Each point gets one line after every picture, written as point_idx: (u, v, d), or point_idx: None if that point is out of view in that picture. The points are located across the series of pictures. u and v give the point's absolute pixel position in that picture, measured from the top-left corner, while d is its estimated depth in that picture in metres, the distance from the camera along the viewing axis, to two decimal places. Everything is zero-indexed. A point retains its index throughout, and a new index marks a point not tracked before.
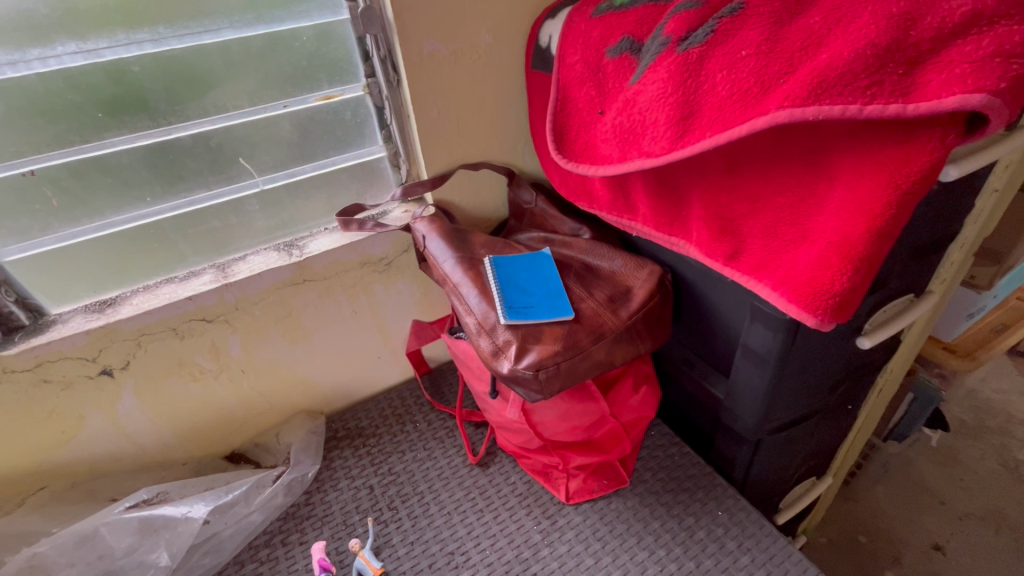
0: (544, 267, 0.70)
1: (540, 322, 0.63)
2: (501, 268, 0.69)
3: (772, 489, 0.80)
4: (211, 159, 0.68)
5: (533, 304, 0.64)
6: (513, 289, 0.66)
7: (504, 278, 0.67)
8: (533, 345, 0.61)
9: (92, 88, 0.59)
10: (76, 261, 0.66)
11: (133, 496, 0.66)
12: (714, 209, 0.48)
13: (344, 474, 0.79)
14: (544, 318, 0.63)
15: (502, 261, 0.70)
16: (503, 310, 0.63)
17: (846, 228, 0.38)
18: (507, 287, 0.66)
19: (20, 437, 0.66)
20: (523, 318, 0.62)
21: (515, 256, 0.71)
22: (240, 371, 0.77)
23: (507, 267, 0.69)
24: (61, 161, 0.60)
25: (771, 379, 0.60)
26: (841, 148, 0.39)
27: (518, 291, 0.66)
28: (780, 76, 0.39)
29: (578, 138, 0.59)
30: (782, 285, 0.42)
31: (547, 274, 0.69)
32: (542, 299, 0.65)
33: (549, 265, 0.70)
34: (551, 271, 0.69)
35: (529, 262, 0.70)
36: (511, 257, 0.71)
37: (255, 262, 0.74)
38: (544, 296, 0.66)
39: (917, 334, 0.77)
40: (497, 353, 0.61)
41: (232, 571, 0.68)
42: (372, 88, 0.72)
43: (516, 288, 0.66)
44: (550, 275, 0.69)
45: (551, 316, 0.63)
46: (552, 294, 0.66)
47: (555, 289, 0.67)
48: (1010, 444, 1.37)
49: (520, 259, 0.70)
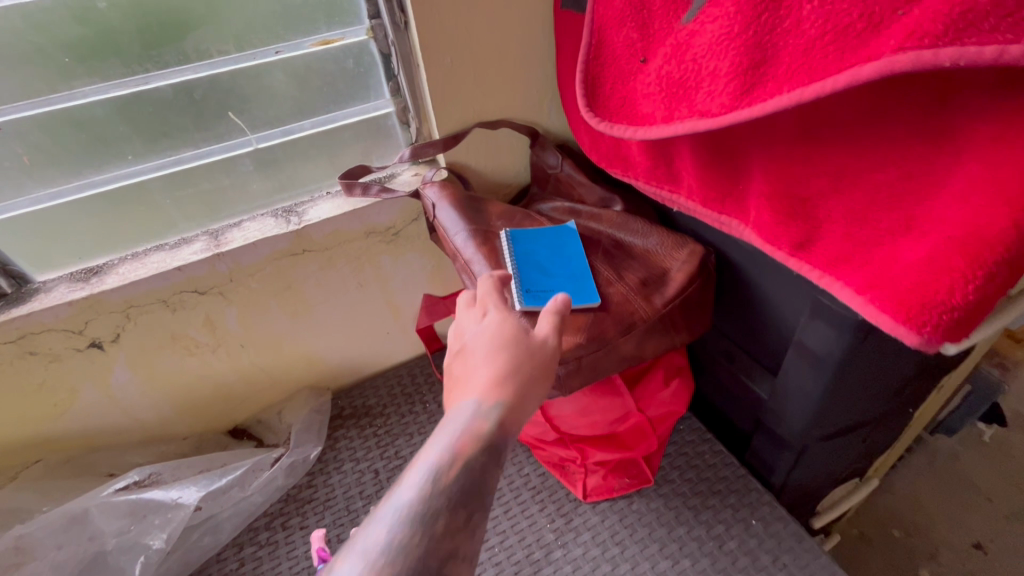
0: (567, 244, 0.61)
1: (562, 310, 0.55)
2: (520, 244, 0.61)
3: (811, 493, 0.73)
4: (197, 113, 0.61)
5: (554, 288, 0.56)
6: (532, 270, 0.58)
7: (522, 256, 0.59)
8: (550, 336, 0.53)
9: (55, 29, 0.51)
10: (57, 225, 0.61)
11: (125, 478, 0.64)
12: (783, 184, 0.39)
13: (349, 456, 0.75)
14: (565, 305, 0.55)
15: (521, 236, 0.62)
16: (519, 293, 0.55)
17: (975, 219, 0.30)
18: (525, 268, 0.58)
19: (11, 410, 0.63)
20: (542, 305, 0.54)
21: (536, 231, 0.62)
22: (239, 345, 0.73)
23: (526, 244, 0.61)
24: (27, 114, 0.54)
25: (828, 385, 0.51)
26: (974, 112, 0.31)
27: (537, 273, 0.58)
28: (899, 7, 0.29)
29: (613, 92, 0.49)
30: (875, 289, 0.34)
31: (571, 253, 0.60)
32: (564, 283, 0.57)
33: (575, 242, 0.61)
34: (576, 250, 0.60)
35: (552, 239, 0.62)
36: (531, 233, 0.62)
37: (250, 229, 0.67)
38: (567, 279, 0.57)
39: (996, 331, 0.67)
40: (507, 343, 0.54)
41: (232, 554, 0.66)
42: (376, 31, 0.63)
43: (536, 269, 0.58)
44: (575, 255, 0.60)
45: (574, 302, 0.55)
46: (575, 276, 0.58)
47: (580, 271, 0.58)
48: None
49: (541, 235, 0.62)
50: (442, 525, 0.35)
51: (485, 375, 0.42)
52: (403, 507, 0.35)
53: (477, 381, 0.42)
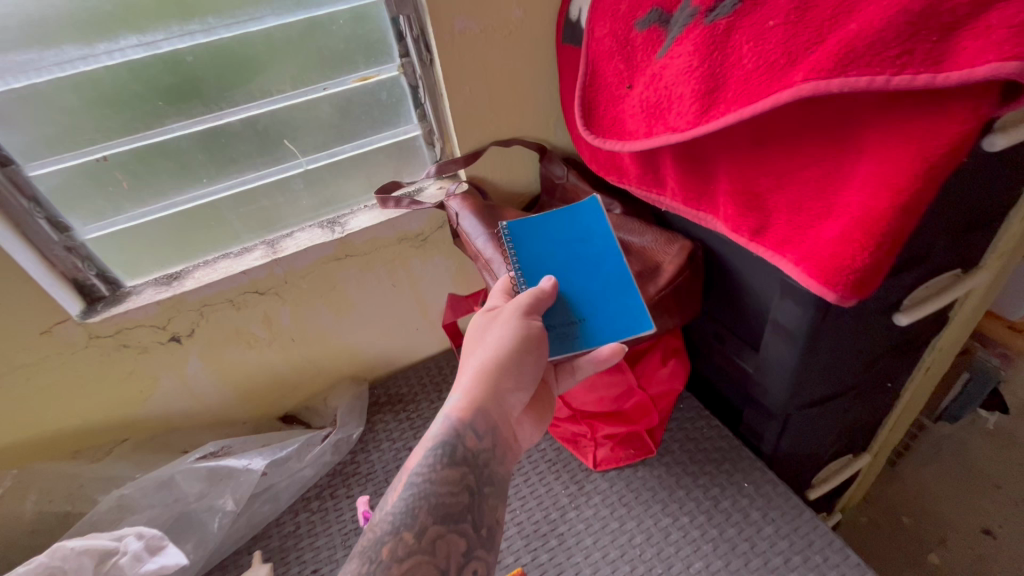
0: (589, 245, 0.65)
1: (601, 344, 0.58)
2: (534, 241, 0.65)
3: (802, 463, 0.80)
4: (258, 141, 0.72)
5: (590, 315, 0.60)
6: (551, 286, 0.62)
7: (545, 265, 0.62)
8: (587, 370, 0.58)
9: (152, 78, 0.64)
10: (145, 237, 0.73)
11: (202, 449, 0.73)
12: (739, 185, 0.48)
13: (387, 436, 0.85)
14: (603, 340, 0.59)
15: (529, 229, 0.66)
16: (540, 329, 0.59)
17: (873, 204, 0.38)
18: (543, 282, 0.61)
19: (106, 396, 0.75)
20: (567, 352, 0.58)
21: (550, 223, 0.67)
22: (290, 340, 0.84)
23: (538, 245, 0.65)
24: (128, 148, 0.66)
25: (801, 355, 0.59)
26: (871, 120, 0.38)
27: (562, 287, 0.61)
28: (808, 45, 0.38)
29: (605, 112, 0.59)
30: (804, 261, 0.42)
31: (595, 255, 0.64)
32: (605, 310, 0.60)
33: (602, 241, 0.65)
34: (602, 250, 0.64)
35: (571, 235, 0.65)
36: (544, 227, 0.66)
37: (301, 238, 0.78)
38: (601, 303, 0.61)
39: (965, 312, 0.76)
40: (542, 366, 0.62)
41: (288, 518, 0.76)
42: (406, 67, 0.74)
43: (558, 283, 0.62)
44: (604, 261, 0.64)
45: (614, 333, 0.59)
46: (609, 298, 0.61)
47: (619, 286, 0.62)
48: None
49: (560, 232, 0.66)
50: (396, 554, 0.41)
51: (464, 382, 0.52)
52: (379, 537, 0.43)
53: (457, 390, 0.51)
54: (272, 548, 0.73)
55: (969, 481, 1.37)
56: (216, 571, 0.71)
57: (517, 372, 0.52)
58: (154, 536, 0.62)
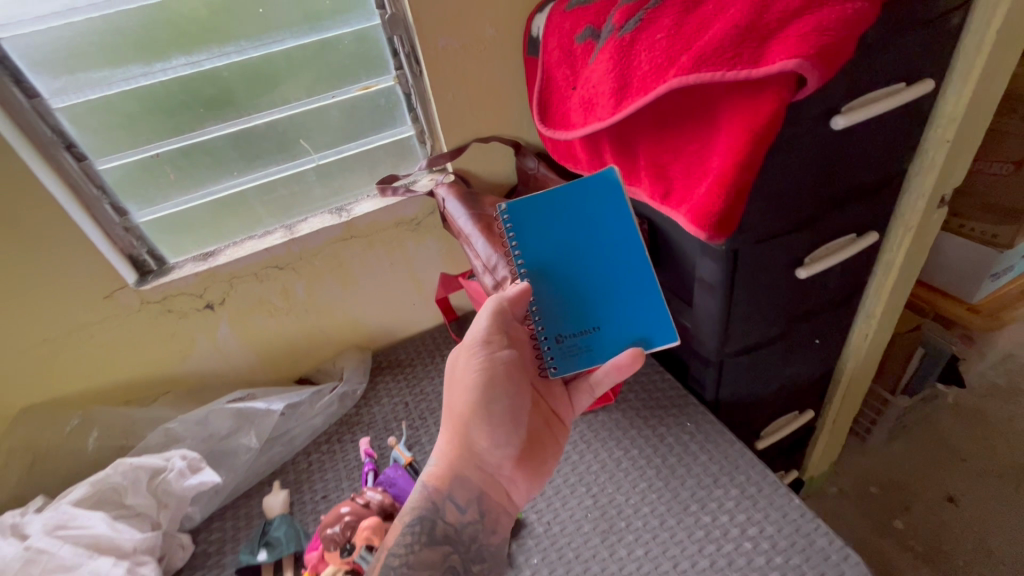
0: (603, 238, 0.65)
1: (611, 350, 0.66)
2: (537, 229, 0.66)
3: (747, 412, 0.92)
4: (279, 141, 0.88)
5: (602, 323, 0.66)
6: (561, 289, 0.66)
7: (550, 270, 0.66)
8: (602, 373, 0.67)
9: (196, 89, 0.79)
10: (186, 220, 0.88)
11: (233, 394, 0.88)
12: (648, 161, 0.60)
13: (386, 392, 0.99)
14: (614, 348, 0.66)
15: (535, 211, 0.66)
16: (550, 343, 0.67)
17: (723, 165, 0.50)
18: (552, 282, 0.66)
19: (153, 354, 0.90)
20: (577, 366, 0.67)
21: (561, 201, 0.65)
22: (305, 311, 0.98)
23: (546, 235, 0.66)
24: (175, 146, 0.82)
25: (723, 305, 0.72)
26: (721, 104, 0.50)
27: (573, 290, 0.66)
28: (679, 52, 0.51)
29: (556, 110, 0.72)
30: (687, 213, 0.54)
31: (613, 246, 0.65)
32: (613, 319, 0.66)
33: (621, 228, 0.65)
34: (620, 239, 0.65)
35: (586, 221, 0.65)
36: (554, 211, 0.65)
37: (314, 222, 0.93)
38: (615, 308, 0.66)
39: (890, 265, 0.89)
40: (556, 389, 0.73)
41: (302, 458, 0.90)
42: (400, 78, 0.89)
43: (570, 288, 0.66)
44: (623, 256, 0.65)
45: (625, 339, 0.66)
46: (626, 302, 0.66)
47: (638, 287, 0.65)
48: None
49: (573, 215, 0.65)
50: None
51: (441, 446, 0.67)
52: None
53: (436, 453, 0.67)
54: (288, 479, 0.87)
55: (936, 456, 1.46)
56: (243, 498, 0.85)
57: (484, 432, 0.64)
58: (194, 459, 0.76)
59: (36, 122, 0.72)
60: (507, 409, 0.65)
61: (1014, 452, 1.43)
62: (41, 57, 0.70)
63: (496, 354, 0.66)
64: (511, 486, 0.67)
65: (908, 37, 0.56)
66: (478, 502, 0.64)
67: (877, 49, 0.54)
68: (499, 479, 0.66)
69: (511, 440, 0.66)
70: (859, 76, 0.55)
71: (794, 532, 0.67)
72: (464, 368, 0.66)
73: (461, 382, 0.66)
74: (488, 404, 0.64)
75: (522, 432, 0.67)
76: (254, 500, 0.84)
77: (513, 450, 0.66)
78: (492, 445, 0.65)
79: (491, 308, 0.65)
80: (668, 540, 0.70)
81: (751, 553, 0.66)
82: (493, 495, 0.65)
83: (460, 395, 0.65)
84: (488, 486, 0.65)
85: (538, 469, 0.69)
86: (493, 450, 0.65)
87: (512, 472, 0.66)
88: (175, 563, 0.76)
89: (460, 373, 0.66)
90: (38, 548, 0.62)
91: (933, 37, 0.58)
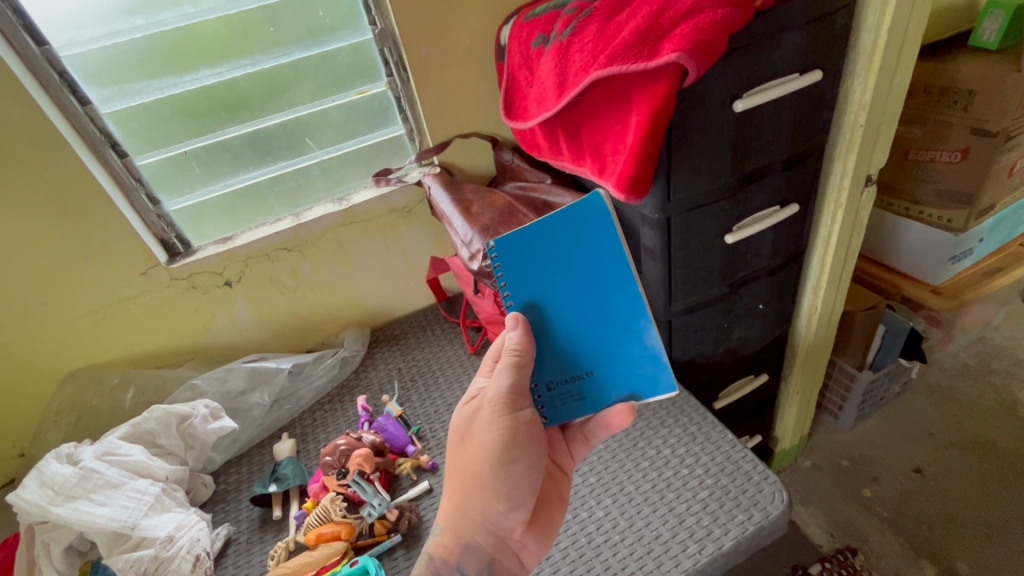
0: (590, 289, 0.66)
1: (607, 398, 0.69)
2: (526, 272, 0.66)
3: (700, 373, 1.03)
4: (288, 139, 1.02)
5: (597, 368, 0.68)
6: (553, 337, 0.67)
7: (543, 322, 0.67)
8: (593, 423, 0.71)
9: (217, 95, 0.94)
10: (209, 209, 1.03)
11: (248, 358, 1.02)
12: (588, 142, 0.73)
13: (382, 360, 1.12)
14: (608, 393, 0.68)
15: (532, 250, 0.66)
16: (543, 392, 0.70)
17: (635, 140, 0.62)
18: (543, 330, 0.68)
19: (179, 325, 1.03)
20: (570, 413, 0.70)
21: (551, 241, 0.65)
22: (310, 289, 1.11)
23: (542, 276, 0.66)
24: (199, 145, 0.97)
25: (664, 268, 0.83)
26: (634, 91, 0.63)
27: (570, 335, 0.67)
28: (600, 51, 0.64)
29: (517, 105, 0.85)
30: (614, 182, 0.66)
31: (609, 284, 0.66)
32: (606, 367, 0.68)
33: (615, 267, 0.65)
34: (615, 277, 0.65)
35: (582, 262, 0.65)
36: (549, 252, 0.65)
37: (318, 210, 1.07)
38: (611, 354, 0.67)
39: (826, 239, 1.00)
40: (555, 437, 0.76)
41: (308, 414, 1.02)
42: (391, 83, 1.03)
43: (562, 339, 0.67)
44: (620, 298, 0.66)
45: (619, 384, 0.68)
46: (623, 349, 0.67)
47: (631, 333, 0.66)
48: (993, 386, 1.58)
49: (567, 254, 0.65)
50: None
51: (448, 504, 0.66)
52: None
53: (443, 511, 0.66)
54: (295, 432, 0.99)
55: (905, 431, 1.53)
56: (256, 448, 0.98)
57: (501, 497, 0.64)
58: (215, 408, 0.90)
59: (88, 124, 0.86)
60: (525, 471, 0.66)
61: (979, 427, 1.50)
62: (93, 71, 0.85)
63: (519, 412, 0.65)
64: (522, 551, 0.68)
65: (795, 35, 0.68)
66: (489, 570, 0.65)
67: (766, 45, 0.67)
68: (510, 545, 0.67)
69: (524, 503, 0.66)
70: (754, 68, 0.68)
71: (724, 459, 0.78)
72: (484, 427, 0.65)
73: (479, 438, 0.64)
74: (508, 466, 0.64)
75: (534, 496, 0.68)
76: (266, 449, 0.97)
77: (525, 515, 0.67)
78: (507, 509, 0.65)
79: (508, 363, 0.64)
80: (618, 469, 0.81)
81: (686, 476, 0.77)
82: (505, 561, 0.66)
83: (478, 453, 0.64)
84: (499, 553, 0.66)
85: (548, 529, 0.70)
86: (507, 513, 0.65)
87: (523, 537, 0.68)
88: (200, 497, 0.89)
89: (479, 432, 0.65)
90: (90, 467, 0.75)
91: (820, 35, 0.71)
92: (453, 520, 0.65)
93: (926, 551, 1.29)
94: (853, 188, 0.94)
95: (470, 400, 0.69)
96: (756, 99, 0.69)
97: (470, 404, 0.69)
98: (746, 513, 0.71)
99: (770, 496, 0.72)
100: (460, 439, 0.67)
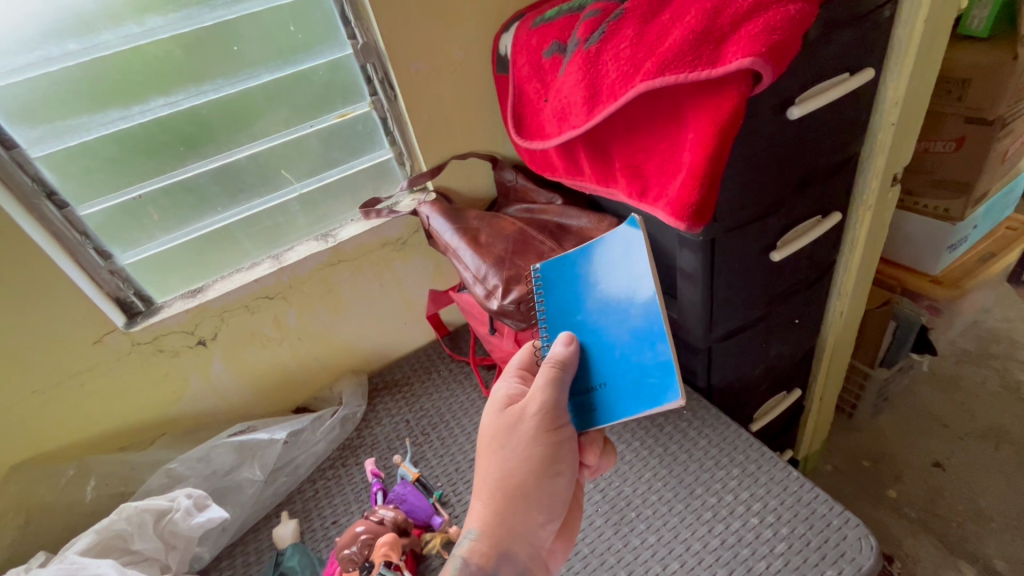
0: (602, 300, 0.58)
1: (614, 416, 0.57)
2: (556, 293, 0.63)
3: (738, 395, 0.95)
4: (261, 172, 0.90)
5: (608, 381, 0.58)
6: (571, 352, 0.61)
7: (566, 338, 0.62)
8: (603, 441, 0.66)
9: (174, 128, 0.80)
10: (172, 259, 0.88)
11: (233, 429, 0.88)
12: (625, 162, 0.64)
13: (386, 412, 0.99)
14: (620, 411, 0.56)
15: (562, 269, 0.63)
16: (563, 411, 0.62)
17: (697, 157, 0.53)
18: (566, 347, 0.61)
19: (146, 397, 0.88)
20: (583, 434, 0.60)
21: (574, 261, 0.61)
22: (297, 338, 0.98)
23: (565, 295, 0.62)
24: (157, 186, 0.83)
25: (706, 293, 0.75)
26: (688, 102, 0.54)
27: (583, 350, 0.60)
28: (645, 57, 0.55)
29: (531, 122, 0.76)
30: (667, 206, 0.58)
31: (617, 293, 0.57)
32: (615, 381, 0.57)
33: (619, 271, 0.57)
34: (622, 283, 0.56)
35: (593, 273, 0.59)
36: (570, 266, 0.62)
37: (301, 250, 0.94)
38: (614, 360, 0.57)
39: (856, 242, 0.94)
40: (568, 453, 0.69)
41: (308, 486, 0.89)
42: (375, 104, 0.92)
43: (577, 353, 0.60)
44: (624, 301, 0.56)
45: (630, 401, 0.55)
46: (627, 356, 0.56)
47: (636, 341, 0.55)
48: (995, 370, 1.59)
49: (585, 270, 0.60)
50: None
51: (480, 508, 0.58)
52: None
53: (475, 512, 0.58)
54: (296, 509, 0.86)
55: (918, 425, 1.51)
56: (251, 532, 0.84)
57: (542, 509, 0.58)
58: (200, 496, 0.75)
59: (16, 172, 0.71)
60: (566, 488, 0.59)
61: (990, 414, 1.50)
62: (20, 109, 0.71)
63: (560, 429, 0.59)
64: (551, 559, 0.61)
65: (846, 30, 0.61)
66: None
67: (819, 42, 0.59)
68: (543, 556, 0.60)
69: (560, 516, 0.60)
70: (807, 69, 0.60)
71: (796, 501, 0.70)
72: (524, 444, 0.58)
73: (519, 454, 0.57)
74: (551, 480, 0.58)
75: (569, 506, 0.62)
76: (263, 533, 0.84)
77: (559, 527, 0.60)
78: (546, 521, 0.58)
79: (548, 377, 0.57)
80: (679, 524, 0.72)
81: (759, 527, 0.69)
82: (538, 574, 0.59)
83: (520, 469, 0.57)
84: (534, 565, 0.58)
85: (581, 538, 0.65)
86: (545, 525, 0.58)
87: (553, 545, 0.61)
88: None
89: (517, 443, 0.57)
90: None
91: (868, 29, 0.64)
92: (491, 525, 0.56)
93: (961, 551, 1.26)
94: (884, 187, 0.88)
95: (504, 408, 0.61)
96: (810, 105, 0.61)
97: (506, 413, 0.60)
98: (835, 568, 0.63)
99: (856, 544, 0.65)
100: (497, 447, 0.58)
